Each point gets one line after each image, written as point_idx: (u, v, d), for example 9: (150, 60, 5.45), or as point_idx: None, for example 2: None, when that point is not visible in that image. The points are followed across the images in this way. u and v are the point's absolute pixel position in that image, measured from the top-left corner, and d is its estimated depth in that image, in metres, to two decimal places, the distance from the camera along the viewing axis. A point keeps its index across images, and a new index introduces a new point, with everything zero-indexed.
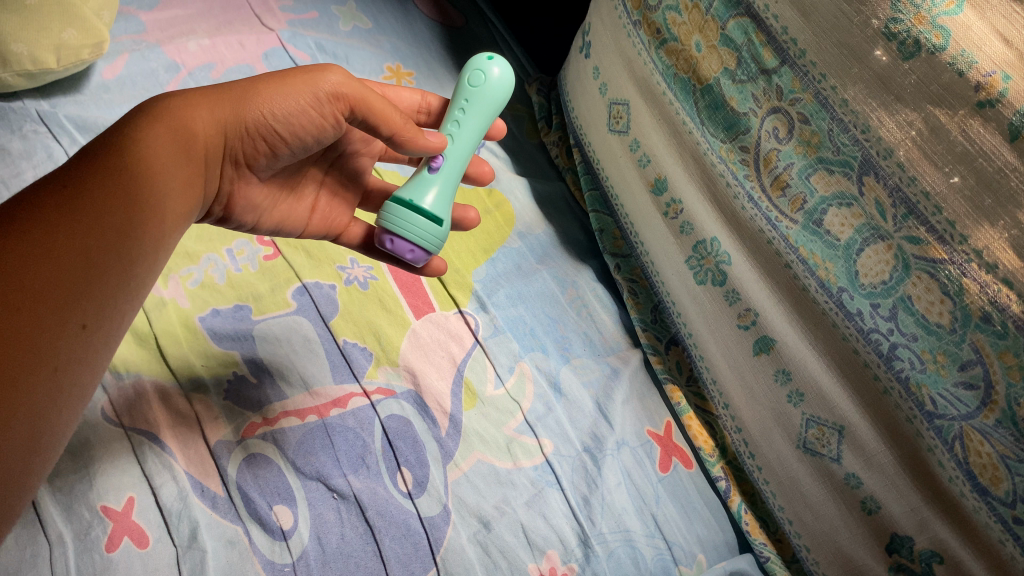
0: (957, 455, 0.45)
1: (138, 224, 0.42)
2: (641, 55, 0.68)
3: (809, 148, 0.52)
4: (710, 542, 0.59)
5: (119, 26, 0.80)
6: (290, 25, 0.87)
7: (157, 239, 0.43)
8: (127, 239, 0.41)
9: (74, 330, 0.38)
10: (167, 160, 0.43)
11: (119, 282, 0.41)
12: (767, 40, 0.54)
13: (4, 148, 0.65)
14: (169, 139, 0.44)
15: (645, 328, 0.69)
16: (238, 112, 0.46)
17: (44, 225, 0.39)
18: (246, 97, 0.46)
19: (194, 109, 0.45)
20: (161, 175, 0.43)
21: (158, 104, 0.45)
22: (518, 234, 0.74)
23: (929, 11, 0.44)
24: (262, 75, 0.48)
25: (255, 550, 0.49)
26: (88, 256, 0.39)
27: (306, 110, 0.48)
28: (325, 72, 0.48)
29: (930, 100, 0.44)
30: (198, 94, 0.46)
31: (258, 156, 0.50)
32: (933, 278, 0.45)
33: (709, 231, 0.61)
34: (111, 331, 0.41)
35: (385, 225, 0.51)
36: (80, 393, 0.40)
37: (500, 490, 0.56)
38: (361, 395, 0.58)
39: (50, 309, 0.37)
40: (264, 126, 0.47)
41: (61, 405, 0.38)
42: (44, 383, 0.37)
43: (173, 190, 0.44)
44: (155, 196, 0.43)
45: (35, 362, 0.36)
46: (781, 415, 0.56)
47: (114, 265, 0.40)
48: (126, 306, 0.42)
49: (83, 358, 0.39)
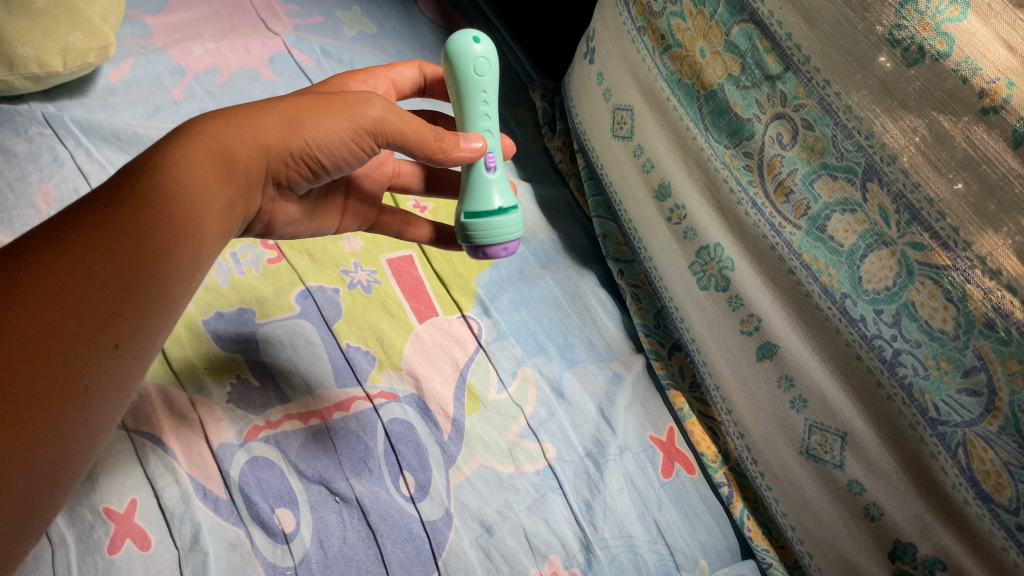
0: (960, 461, 0.45)
1: (175, 248, 0.42)
2: (645, 61, 0.68)
3: (812, 155, 0.52)
4: (713, 547, 0.59)
5: (125, 30, 0.80)
6: (295, 30, 0.87)
7: (195, 260, 0.44)
8: (161, 262, 0.41)
9: (108, 350, 0.39)
10: (206, 183, 0.43)
11: (154, 304, 0.41)
12: (771, 46, 0.54)
13: (9, 150, 0.65)
14: (208, 162, 0.43)
15: (648, 333, 0.69)
16: (283, 139, 0.45)
17: (79, 246, 0.39)
18: (292, 125, 0.45)
19: (237, 133, 0.44)
20: (201, 200, 0.43)
21: (197, 125, 0.44)
22: (522, 239, 0.75)
23: (934, 17, 0.44)
24: (305, 98, 0.46)
25: (256, 553, 0.49)
26: (121, 278, 0.40)
27: (350, 139, 0.47)
28: (366, 105, 0.47)
29: (934, 107, 0.44)
30: (239, 115, 0.45)
31: (301, 178, 0.49)
32: (936, 284, 0.45)
33: (712, 238, 0.61)
34: (146, 349, 0.42)
35: (479, 237, 0.52)
36: (111, 407, 0.41)
37: (502, 494, 0.56)
38: (364, 399, 0.58)
39: (85, 328, 0.39)
40: (310, 153, 0.46)
41: (93, 420, 0.40)
42: (74, 401, 0.38)
43: (212, 214, 0.44)
44: (194, 220, 0.42)
45: (65, 379, 0.38)
46: (784, 421, 0.56)
47: (147, 289, 0.41)
48: (163, 323, 0.43)
49: (114, 376, 0.40)
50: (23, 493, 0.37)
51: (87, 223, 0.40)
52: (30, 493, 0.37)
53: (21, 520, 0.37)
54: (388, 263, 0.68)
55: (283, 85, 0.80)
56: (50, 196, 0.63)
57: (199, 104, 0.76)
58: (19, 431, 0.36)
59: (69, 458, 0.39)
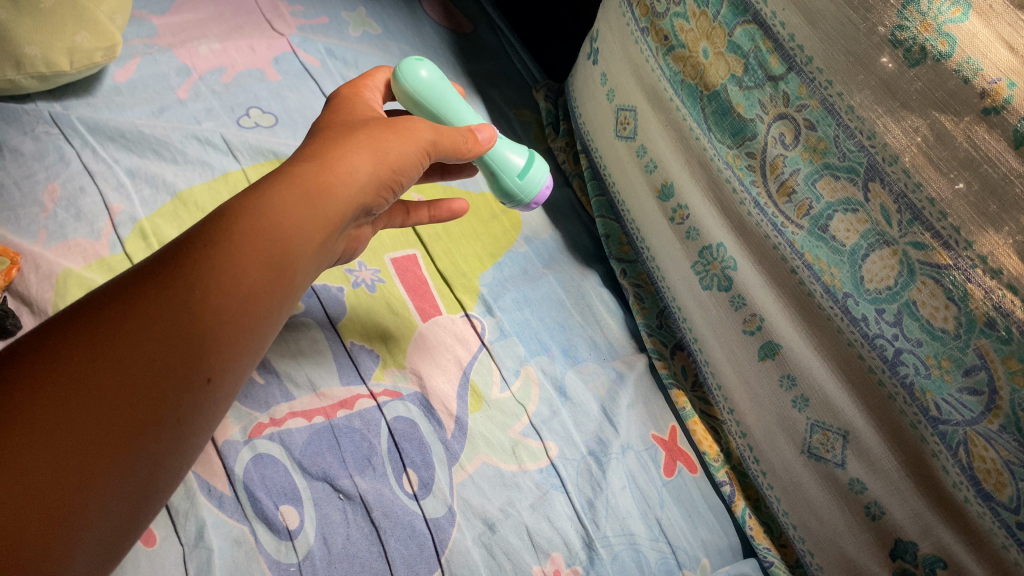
0: (961, 460, 0.45)
1: (274, 287, 0.40)
2: (649, 61, 0.68)
3: (815, 155, 0.52)
4: (714, 546, 0.59)
5: (131, 30, 0.81)
6: (300, 30, 0.88)
7: (289, 296, 0.42)
8: (261, 299, 0.39)
9: (199, 385, 0.37)
10: (303, 218, 0.41)
11: (248, 341, 0.40)
12: (774, 47, 0.55)
13: (16, 149, 0.65)
14: (305, 195, 0.41)
15: (650, 333, 0.70)
16: (370, 171, 0.45)
17: (175, 281, 0.38)
18: (377, 156, 0.45)
19: (332, 168, 0.43)
20: (300, 236, 0.41)
21: (292, 166, 0.43)
22: (525, 238, 0.75)
23: (936, 18, 0.44)
24: (378, 130, 0.47)
25: (261, 550, 0.49)
26: (220, 312, 0.38)
27: (420, 160, 0.49)
28: (422, 127, 0.50)
29: (935, 107, 0.44)
30: (331, 150, 0.44)
31: (383, 203, 0.49)
32: (938, 283, 0.45)
33: (715, 237, 0.61)
34: (232, 389, 0.40)
35: (528, 198, 0.61)
36: (198, 446, 0.40)
37: (505, 492, 0.57)
38: (368, 397, 0.58)
39: (182, 365, 0.37)
40: (390, 181, 0.47)
41: (175, 459, 0.38)
42: (165, 435, 0.37)
43: (310, 251, 0.42)
44: (291, 256, 0.40)
45: (161, 411, 0.36)
46: (786, 420, 0.56)
47: (244, 328, 0.39)
48: (251, 364, 0.41)
49: (203, 412, 0.38)
50: (103, 525, 0.36)
51: (191, 259, 0.38)
52: (111, 523, 0.36)
53: (103, 548, 0.36)
54: (392, 262, 0.68)
55: (288, 85, 0.81)
56: (57, 195, 0.63)
57: (204, 104, 0.76)
58: (110, 460, 0.35)
59: (151, 491, 0.38)
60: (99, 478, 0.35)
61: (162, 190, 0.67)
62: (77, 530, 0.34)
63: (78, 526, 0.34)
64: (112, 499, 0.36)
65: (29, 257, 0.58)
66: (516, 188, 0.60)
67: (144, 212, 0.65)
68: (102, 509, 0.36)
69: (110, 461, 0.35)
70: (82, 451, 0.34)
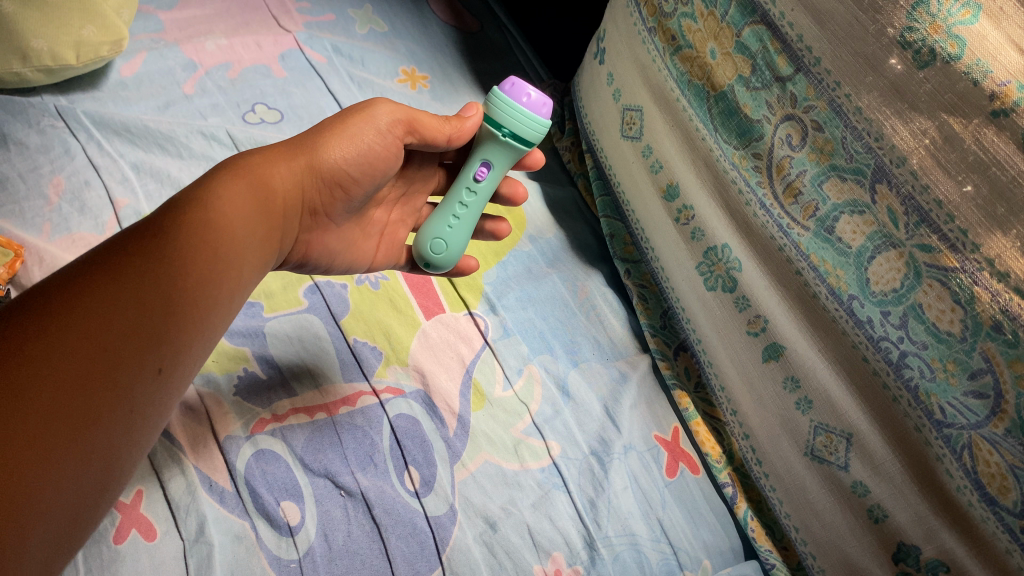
0: (965, 464, 0.45)
1: (220, 274, 0.44)
2: (656, 62, 0.68)
3: (821, 156, 0.52)
4: (716, 548, 0.59)
5: (138, 24, 0.81)
6: (307, 27, 0.88)
7: (234, 285, 0.45)
8: (207, 285, 0.43)
9: (151, 373, 0.40)
10: (245, 209, 0.46)
11: (198, 329, 0.43)
12: (782, 48, 0.55)
13: (22, 141, 0.66)
14: (250, 190, 0.47)
15: (654, 334, 0.69)
16: (311, 164, 0.50)
17: (122, 269, 0.41)
18: (315, 151, 0.50)
19: (273, 165, 0.48)
20: (241, 226, 0.45)
21: (236, 161, 0.48)
22: (529, 238, 0.75)
23: (945, 20, 0.44)
24: (320, 125, 0.52)
25: (261, 545, 0.49)
26: (169, 300, 0.41)
27: (374, 145, 0.52)
28: (376, 106, 0.52)
29: (944, 108, 0.44)
30: (271, 152, 0.49)
31: (335, 203, 0.53)
32: (944, 286, 0.45)
33: (721, 238, 0.61)
34: (187, 376, 0.43)
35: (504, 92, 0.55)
36: (153, 435, 0.42)
37: (507, 491, 0.56)
38: (371, 394, 0.58)
39: (133, 350, 0.40)
40: (339, 181, 0.51)
41: (132, 446, 0.40)
42: (120, 422, 0.39)
43: (253, 242, 0.46)
44: (235, 245, 0.45)
45: (115, 398, 0.39)
46: (790, 423, 0.56)
47: (192, 312, 0.42)
48: (202, 352, 0.44)
49: (156, 400, 0.41)
50: (56, 515, 0.37)
51: (139, 248, 0.42)
52: (66, 518, 0.38)
53: (62, 539, 0.38)
54: None
55: (294, 81, 0.81)
56: (62, 189, 0.64)
57: (210, 100, 0.76)
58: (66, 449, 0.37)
59: (108, 481, 0.40)
60: (57, 467, 0.37)
61: (167, 185, 0.67)
62: (36, 517, 0.36)
63: (33, 514, 0.36)
64: (66, 488, 0.37)
65: (33, 250, 0.58)
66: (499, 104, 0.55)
67: (149, 207, 0.65)
68: (56, 500, 0.37)
69: (66, 450, 0.37)
70: (38, 442, 0.36)
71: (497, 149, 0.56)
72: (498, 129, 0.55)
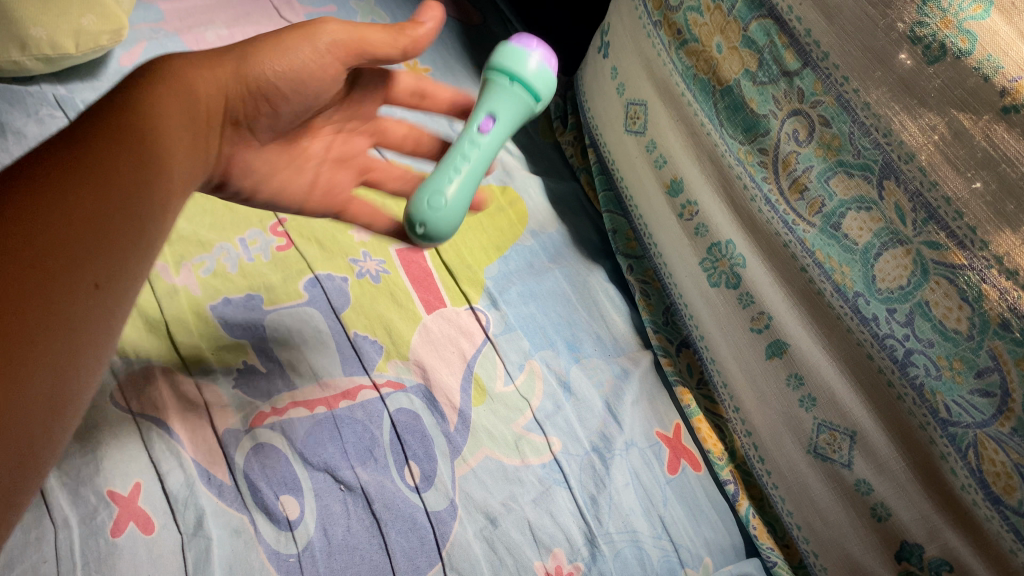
0: (970, 463, 0.45)
1: (148, 183, 0.37)
2: (660, 55, 0.68)
3: (829, 151, 0.52)
4: (717, 545, 0.58)
5: (138, 14, 0.80)
6: (309, 19, 0.87)
7: (165, 201, 0.39)
8: (143, 191, 0.37)
9: (88, 291, 0.33)
10: (169, 113, 0.41)
11: (134, 241, 0.36)
12: (790, 42, 0.54)
13: (19, 130, 0.65)
14: (175, 97, 0.42)
15: (656, 330, 0.69)
16: (238, 72, 0.46)
17: (39, 189, 0.33)
18: (242, 61, 0.46)
19: (194, 69, 0.44)
20: (166, 129, 0.40)
21: (150, 66, 0.44)
22: (531, 232, 0.74)
23: (956, 15, 0.44)
24: (253, 38, 0.48)
25: (260, 539, 0.49)
26: (93, 219, 0.34)
27: (312, 67, 0.48)
28: (323, 25, 0.49)
29: (954, 105, 0.44)
30: (195, 58, 0.45)
31: (258, 115, 0.49)
32: (952, 283, 0.44)
33: (724, 234, 0.61)
34: (127, 293, 0.36)
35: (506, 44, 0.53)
36: (101, 359, 0.34)
37: (507, 486, 0.56)
38: (371, 388, 0.58)
39: (58, 262, 0.31)
40: (270, 91, 0.48)
41: (87, 369, 0.33)
42: (63, 342, 0.31)
43: (180, 149, 0.41)
44: (161, 145, 0.39)
45: (54, 319, 0.30)
46: (793, 420, 0.56)
47: (126, 229, 0.35)
48: (139, 268, 0.37)
49: (98, 319, 0.33)
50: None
51: (53, 157, 0.35)
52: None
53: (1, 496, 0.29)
54: (396, 253, 0.68)
55: None
56: None
57: None
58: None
59: (50, 420, 0.31)
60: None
61: None
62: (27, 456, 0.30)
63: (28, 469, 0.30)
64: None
65: None
66: (503, 52, 0.53)
67: None
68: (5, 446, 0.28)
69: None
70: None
71: (504, 98, 0.52)
72: (506, 75, 0.52)
